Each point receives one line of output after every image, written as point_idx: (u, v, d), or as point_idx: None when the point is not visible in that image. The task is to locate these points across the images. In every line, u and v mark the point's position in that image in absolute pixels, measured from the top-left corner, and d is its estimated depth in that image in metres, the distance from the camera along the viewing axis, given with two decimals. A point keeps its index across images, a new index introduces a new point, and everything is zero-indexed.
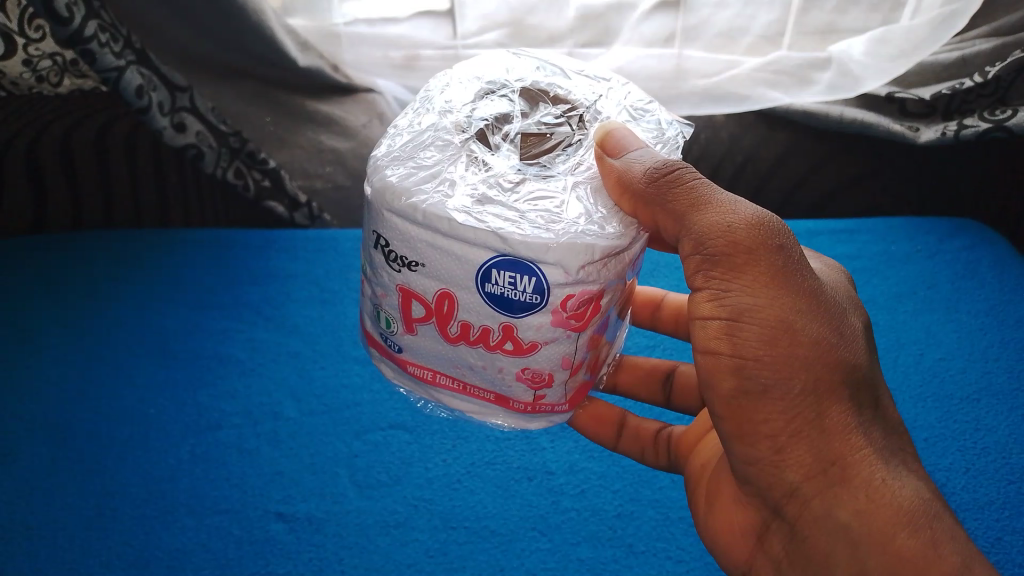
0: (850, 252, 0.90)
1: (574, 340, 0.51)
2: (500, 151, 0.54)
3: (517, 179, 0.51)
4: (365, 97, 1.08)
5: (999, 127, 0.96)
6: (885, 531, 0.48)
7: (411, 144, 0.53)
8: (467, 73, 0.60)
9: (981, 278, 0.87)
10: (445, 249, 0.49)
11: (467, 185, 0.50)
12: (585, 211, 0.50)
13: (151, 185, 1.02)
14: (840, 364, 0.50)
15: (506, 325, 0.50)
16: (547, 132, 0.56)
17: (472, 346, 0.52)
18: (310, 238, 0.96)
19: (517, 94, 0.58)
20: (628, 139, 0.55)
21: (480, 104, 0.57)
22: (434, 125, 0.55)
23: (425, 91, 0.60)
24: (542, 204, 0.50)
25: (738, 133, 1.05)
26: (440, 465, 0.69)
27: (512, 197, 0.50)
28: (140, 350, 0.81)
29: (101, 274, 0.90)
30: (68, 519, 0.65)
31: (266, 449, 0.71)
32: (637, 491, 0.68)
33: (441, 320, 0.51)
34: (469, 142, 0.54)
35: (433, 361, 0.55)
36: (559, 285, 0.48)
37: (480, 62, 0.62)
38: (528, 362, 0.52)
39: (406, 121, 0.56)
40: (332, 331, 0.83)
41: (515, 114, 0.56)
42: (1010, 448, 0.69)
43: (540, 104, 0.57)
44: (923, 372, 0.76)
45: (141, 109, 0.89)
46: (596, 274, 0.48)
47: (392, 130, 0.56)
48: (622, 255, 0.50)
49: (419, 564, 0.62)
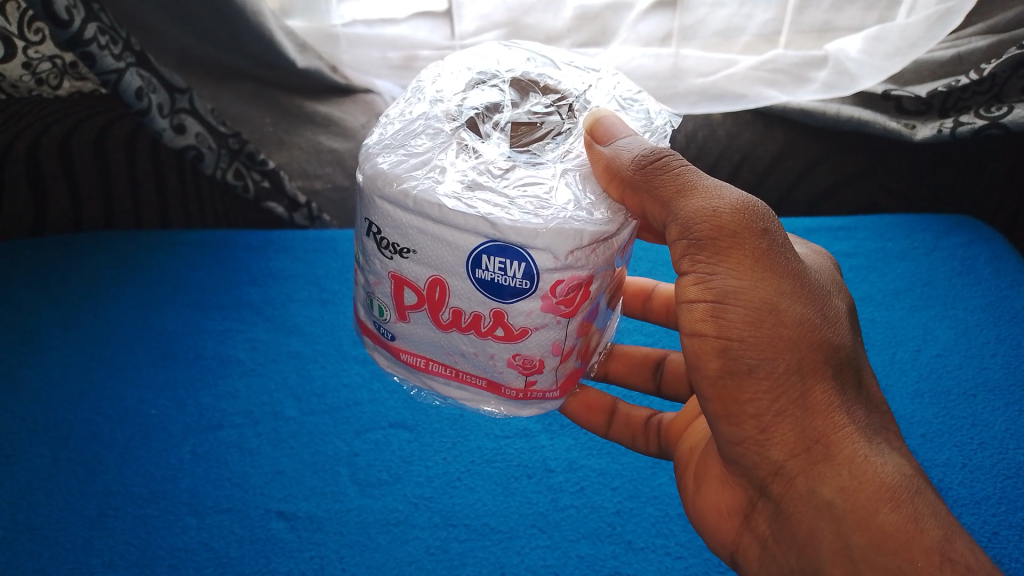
0: (847, 250, 0.91)
1: (564, 326, 0.51)
2: (490, 139, 0.54)
3: (506, 166, 0.52)
4: (364, 99, 1.09)
5: (994, 124, 0.95)
6: (867, 507, 0.48)
7: (402, 132, 0.54)
8: (458, 65, 0.61)
9: (978, 274, 0.87)
10: (436, 235, 0.49)
11: (457, 172, 0.50)
12: (574, 197, 0.51)
13: (150, 186, 1.02)
14: (824, 344, 0.50)
15: (496, 310, 0.50)
16: (538, 121, 0.57)
17: (464, 332, 0.52)
18: (309, 239, 0.96)
19: (508, 84, 0.59)
20: (616, 127, 0.56)
21: (471, 94, 0.57)
22: (425, 114, 0.55)
23: (417, 82, 0.60)
24: (531, 190, 0.50)
25: (735, 132, 1.06)
26: (439, 463, 0.70)
27: (502, 183, 0.50)
28: (141, 351, 0.81)
29: (101, 276, 0.91)
30: (70, 520, 0.65)
31: (266, 448, 0.71)
32: (637, 488, 0.68)
33: (433, 307, 0.52)
34: (460, 130, 0.54)
35: (425, 348, 0.55)
36: (548, 271, 0.48)
37: (472, 54, 0.63)
38: (520, 349, 0.52)
39: (397, 111, 0.57)
40: (332, 331, 0.84)
41: (506, 103, 0.57)
42: (1006, 443, 0.69)
43: (530, 94, 0.58)
44: (919, 368, 0.77)
45: (141, 111, 0.90)
46: (585, 259, 0.49)
47: (384, 119, 0.56)
48: (611, 240, 0.51)
49: (420, 561, 0.62)
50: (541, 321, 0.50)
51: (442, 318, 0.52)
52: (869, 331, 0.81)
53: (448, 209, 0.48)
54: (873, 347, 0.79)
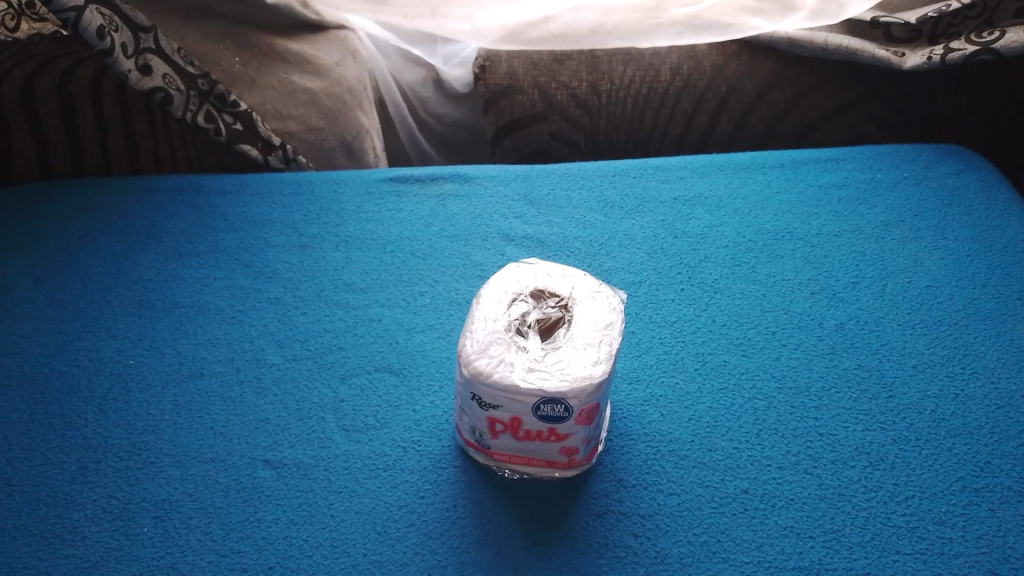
0: (834, 181, 0.90)
1: (532, 453, 0.59)
2: (522, 339, 0.58)
3: (497, 355, 0.56)
4: (337, 35, 1.05)
5: (986, 50, 0.94)
6: None
7: (507, 319, 0.59)
8: (525, 285, 0.62)
9: (968, 205, 0.86)
10: (479, 338, 0.57)
11: (485, 345, 0.57)
12: (512, 364, 0.55)
13: (117, 132, 0.96)
14: None
15: (532, 464, 0.61)
16: (522, 322, 0.59)
17: (535, 440, 0.58)
18: (286, 182, 0.93)
19: (535, 318, 0.59)
20: (520, 394, 0.54)
21: (514, 311, 0.60)
22: (508, 318, 0.59)
23: (541, 290, 0.62)
24: (500, 358, 0.56)
25: (721, 63, 1.03)
26: (426, 407, 0.69)
27: (497, 363, 0.55)
28: (116, 300, 0.79)
29: (73, 224, 0.88)
30: (50, 474, 0.64)
31: (249, 397, 0.69)
32: (626, 426, 0.66)
33: (465, 437, 0.62)
34: (511, 332, 0.58)
35: (510, 450, 0.60)
36: (478, 387, 0.56)
37: (572, 295, 0.61)
38: (565, 444, 0.58)
39: (520, 304, 0.60)
40: (313, 276, 0.82)
41: (525, 325, 0.59)
42: (998, 372, 0.69)
43: (523, 306, 0.60)
44: (910, 298, 0.76)
45: (104, 51, 0.88)
46: (493, 391, 0.55)
47: (527, 308, 0.60)
48: (503, 390, 0.55)
49: (411, 504, 0.61)
50: (573, 430, 0.56)
51: (497, 456, 0.61)
52: (858, 264, 0.80)
53: (485, 350, 0.56)
54: (863, 280, 0.78)
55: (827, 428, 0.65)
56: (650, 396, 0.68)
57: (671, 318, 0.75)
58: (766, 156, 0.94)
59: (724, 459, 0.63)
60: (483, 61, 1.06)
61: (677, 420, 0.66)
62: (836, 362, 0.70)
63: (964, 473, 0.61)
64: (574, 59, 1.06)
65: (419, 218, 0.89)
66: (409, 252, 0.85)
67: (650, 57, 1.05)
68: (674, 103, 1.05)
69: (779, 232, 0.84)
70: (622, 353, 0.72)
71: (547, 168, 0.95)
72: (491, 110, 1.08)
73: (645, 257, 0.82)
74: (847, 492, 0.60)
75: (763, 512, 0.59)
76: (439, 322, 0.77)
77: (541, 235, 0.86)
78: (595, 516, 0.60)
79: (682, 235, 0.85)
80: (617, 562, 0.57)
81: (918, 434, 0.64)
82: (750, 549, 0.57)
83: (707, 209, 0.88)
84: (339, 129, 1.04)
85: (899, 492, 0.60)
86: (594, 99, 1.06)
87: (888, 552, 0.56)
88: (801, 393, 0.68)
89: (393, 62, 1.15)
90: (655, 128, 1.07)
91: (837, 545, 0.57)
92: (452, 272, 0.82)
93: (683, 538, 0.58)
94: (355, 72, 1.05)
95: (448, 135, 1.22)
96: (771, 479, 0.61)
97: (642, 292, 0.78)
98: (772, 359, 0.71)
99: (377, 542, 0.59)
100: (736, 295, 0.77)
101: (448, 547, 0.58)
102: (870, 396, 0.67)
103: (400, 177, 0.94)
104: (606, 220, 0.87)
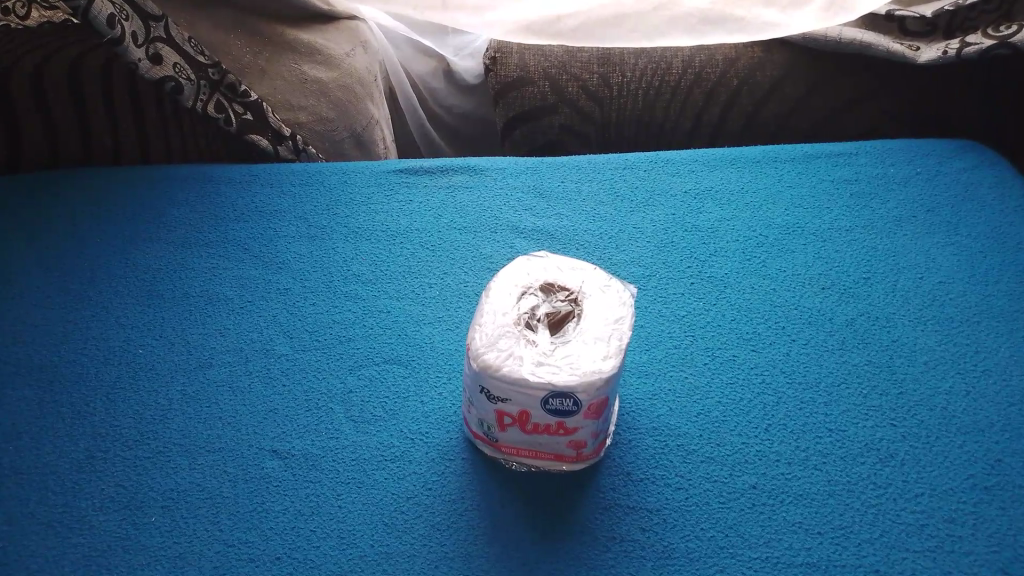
0: (846, 176, 0.89)
1: (541, 446, 0.59)
2: (532, 334, 0.57)
3: (505, 348, 0.56)
4: (346, 25, 1.06)
5: (1003, 44, 0.92)
6: None
7: (516, 311, 0.59)
8: (536, 276, 0.62)
9: (981, 199, 0.86)
10: (487, 329, 0.57)
11: (492, 337, 0.56)
12: (521, 357, 0.55)
13: (127, 121, 0.95)
14: None
15: (541, 458, 0.60)
16: (531, 316, 0.59)
17: (543, 434, 0.58)
18: (295, 172, 0.93)
19: (544, 311, 0.59)
20: (528, 388, 0.54)
21: (524, 304, 0.59)
22: (518, 311, 0.59)
23: (553, 282, 0.62)
24: (507, 350, 0.56)
25: (733, 55, 1.03)
26: (434, 398, 0.69)
27: (504, 356, 0.55)
28: (127, 289, 0.79)
29: (83, 213, 0.87)
30: (59, 463, 0.64)
31: (257, 387, 0.69)
32: (634, 419, 0.66)
33: (472, 430, 0.62)
34: (521, 325, 0.58)
35: (518, 444, 0.60)
36: (486, 379, 0.56)
37: (582, 287, 0.61)
38: (573, 438, 0.58)
39: (531, 296, 0.60)
40: (321, 267, 0.81)
41: (534, 319, 0.59)
42: (1010, 369, 0.68)
43: (533, 298, 0.60)
44: (923, 293, 0.76)
45: (114, 40, 0.86)
46: (502, 383, 0.55)
47: (537, 301, 0.60)
48: (513, 383, 0.54)
49: (418, 495, 0.61)
50: (580, 424, 0.56)
51: (504, 449, 0.61)
52: (870, 260, 0.80)
53: (494, 343, 0.56)
54: (874, 276, 0.78)
55: (836, 424, 0.64)
56: (659, 390, 0.68)
57: (680, 312, 0.75)
58: (776, 150, 0.93)
59: (733, 454, 0.63)
60: (493, 52, 1.07)
61: (685, 415, 0.66)
62: (846, 357, 0.70)
63: (976, 471, 0.61)
64: (586, 52, 1.06)
65: (428, 209, 0.88)
66: (418, 243, 0.84)
67: (661, 52, 1.05)
68: (685, 96, 1.04)
69: (789, 226, 0.84)
70: (632, 347, 0.72)
71: (557, 160, 0.95)
72: (500, 102, 1.08)
73: (654, 251, 0.82)
74: (856, 488, 0.60)
75: (771, 507, 0.59)
76: (448, 314, 0.77)
77: (552, 228, 0.85)
78: (602, 509, 0.59)
79: (692, 229, 0.84)
80: (624, 556, 0.57)
81: (928, 431, 0.64)
82: (758, 544, 0.57)
83: (716, 203, 0.87)
84: (349, 120, 1.04)
85: (909, 489, 0.60)
86: (605, 92, 1.05)
87: (897, 550, 0.56)
88: (810, 389, 0.67)
89: (404, 53, 1.17)
90: (665, 124, 1.07)
91: (846, 542, 0.57)
92: (461, 265, 0.82)
93: (691, 533, 0.58)
94: (365, 62, 1.06)
95: (457, 127, 1.22)
96: (780, 474, 0.61)
97: (650, 286, 0.78)
98: (782, 354, 0.70)
99: (383, 533, 0.59)
100: (746, 289, 0.77)
101: (455, 539, 0.58)
102: (880, 393, 0.67)
103: (410, 168, 0.93)
104: (616, 213, 0.87)
